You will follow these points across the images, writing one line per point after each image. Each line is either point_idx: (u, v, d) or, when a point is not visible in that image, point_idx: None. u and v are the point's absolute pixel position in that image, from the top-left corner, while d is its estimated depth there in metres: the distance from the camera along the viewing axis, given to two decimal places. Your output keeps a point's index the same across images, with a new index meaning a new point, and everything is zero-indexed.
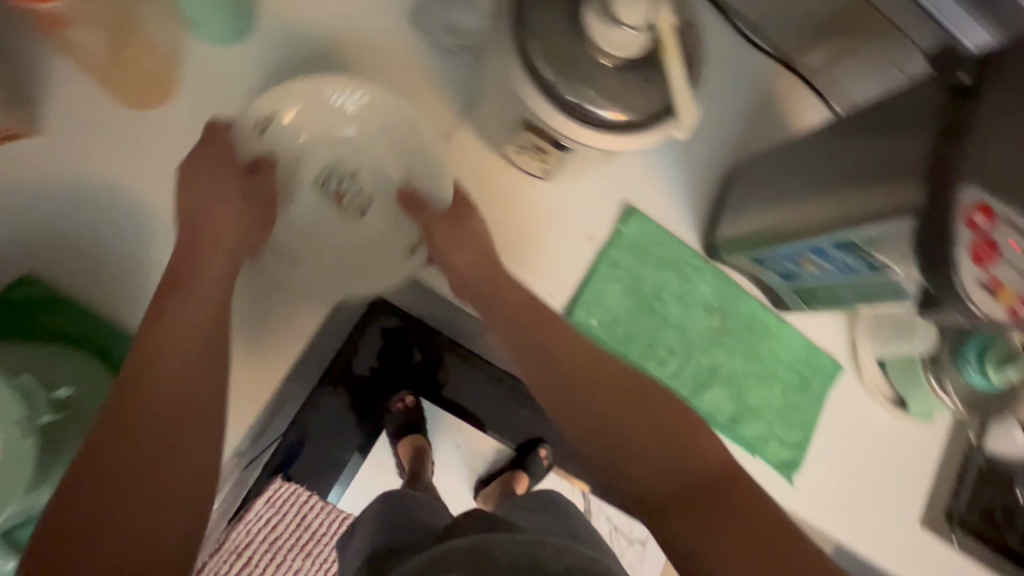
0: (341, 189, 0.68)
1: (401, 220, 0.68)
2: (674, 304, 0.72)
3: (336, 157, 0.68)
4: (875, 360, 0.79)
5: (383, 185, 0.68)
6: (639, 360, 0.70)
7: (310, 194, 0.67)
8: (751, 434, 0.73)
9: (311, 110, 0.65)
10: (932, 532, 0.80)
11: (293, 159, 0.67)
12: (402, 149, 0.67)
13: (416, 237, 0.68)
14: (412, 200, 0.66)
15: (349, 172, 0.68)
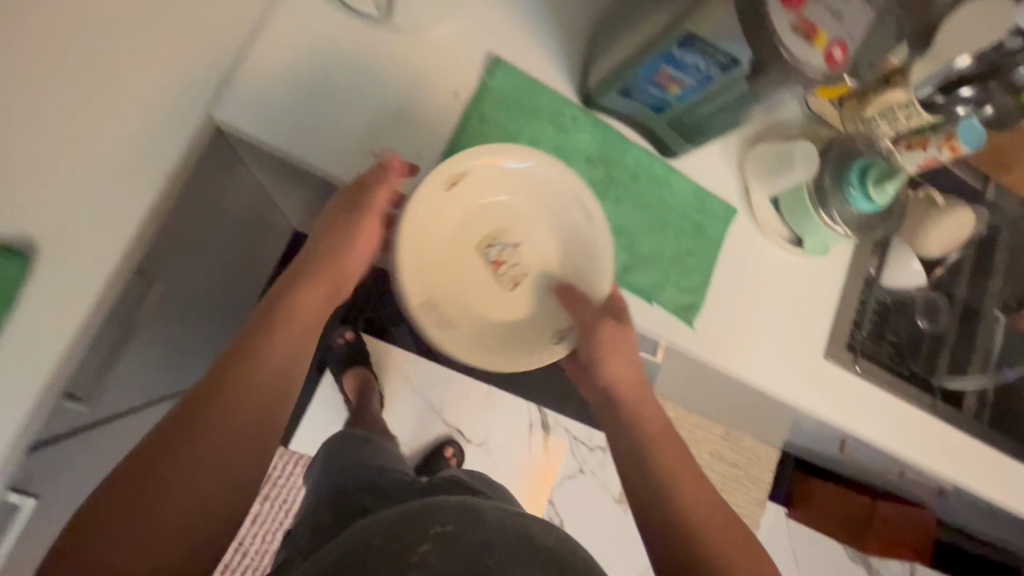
0: (503, 257, 0.69)
1: (549, 310, 0.70)
2: (553, 158, 0.70)
3: (501, 224, 0.69)
4: (768, 199, 0.79)
5: (541, 271, 0.70)
6: None
7: (474, 254, 0.68)
8: (644, 282, 0.73)
9: (496, 176, 0.66)
10: (835, 363, 0.83)
11: (462, 218, 0.66)
12: (564, 233, 0.69)
13: (565, 325, 0.69)
14: (573, 293, 0.68)
15: (514, 243, 0.69)
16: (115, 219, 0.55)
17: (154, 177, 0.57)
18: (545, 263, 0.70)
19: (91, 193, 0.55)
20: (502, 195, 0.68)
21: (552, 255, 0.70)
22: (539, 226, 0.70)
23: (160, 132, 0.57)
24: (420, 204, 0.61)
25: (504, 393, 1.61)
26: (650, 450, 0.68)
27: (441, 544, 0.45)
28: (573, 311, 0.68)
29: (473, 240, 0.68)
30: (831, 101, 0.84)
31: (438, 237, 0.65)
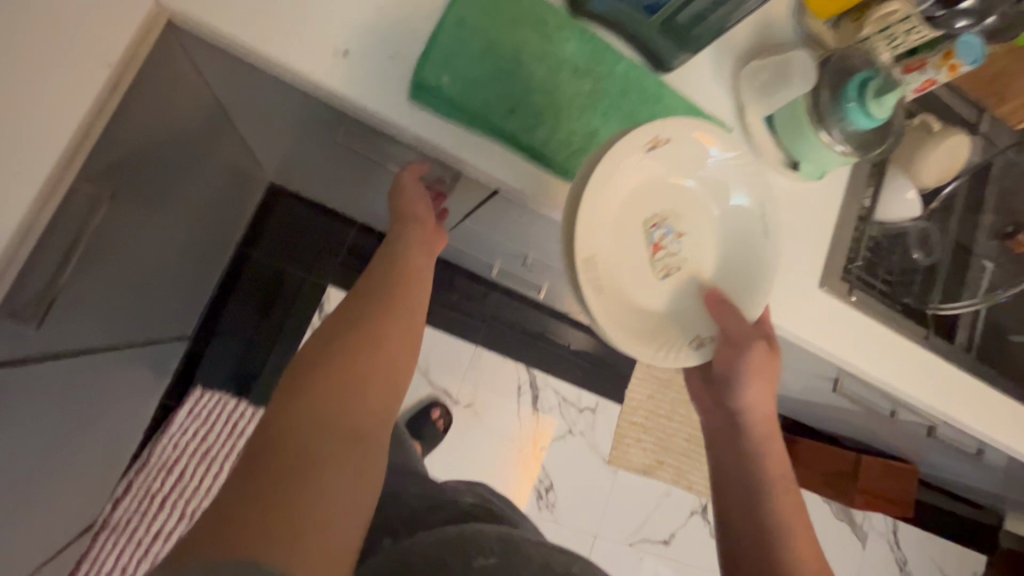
0: (664, 242, 0.67)
1: (692, 313, 0.68)
2: (537, 66, 0.64)
3: (673, 207, 0.66)
4: (763, 118, 0.76)
5: (693, 272, 0.69)
6: (504, 123, 0.63)
7: (642, 228, 0.65)
8: None
9: (690, 162, 0.65)
10: (829, 292, 0.81)
11: (638, 194, 0.64)
12: (730, 238, 0.69)
13: (705, 332, 0.68)
14: (726, 303, 0.67)
15: (679, 233, 0.67)
16: (55, 109, 0.51)
17: (98, 66, 0.52)
18: (699, 267, 0.69)
19: (23, 80, 0.50)
20: (683, 180, 0.66)
21: (707, 260, 0.69)
22: (700, 223, 0.68)
23: (107, 19, 0.53)
24: (620, 175, 0.60)
25: (491, 354, 1.58)
26: (778, 510, 0.70)
27: (487, 573, 0.55)
28: (720, 320, 0.68)
29: (642, 218, 0.65)
30: (827, 22, 0.82)
31: (622, 209, 0.63)
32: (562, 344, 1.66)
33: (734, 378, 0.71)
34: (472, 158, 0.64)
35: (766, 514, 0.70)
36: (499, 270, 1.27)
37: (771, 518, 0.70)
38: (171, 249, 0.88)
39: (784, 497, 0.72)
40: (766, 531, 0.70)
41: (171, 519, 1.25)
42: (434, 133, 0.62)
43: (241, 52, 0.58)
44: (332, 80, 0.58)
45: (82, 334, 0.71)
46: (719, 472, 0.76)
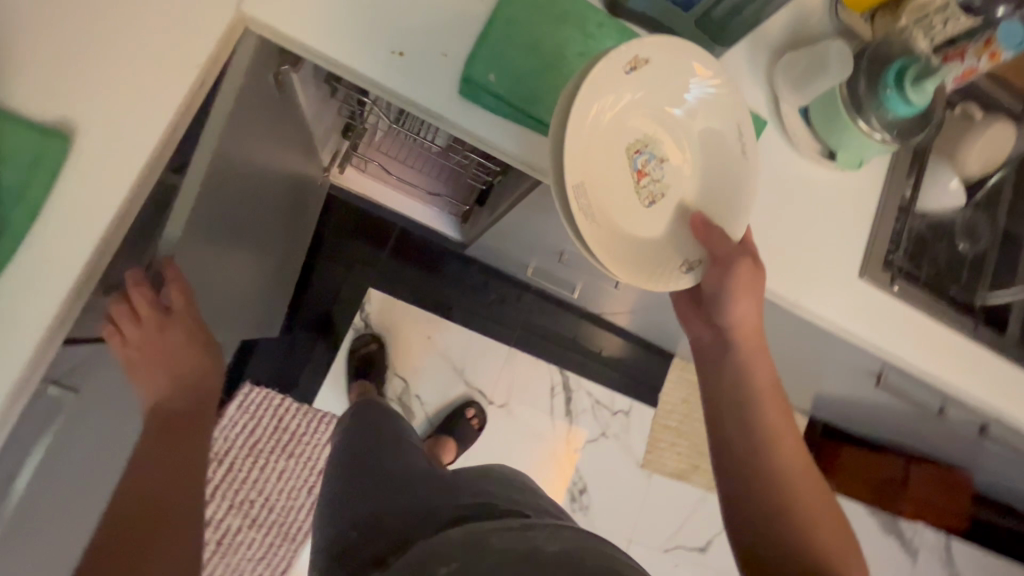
0: (647, 168, 0.64)
1: (680, 238, 0.65)
2: (577, 62, 0.68)
3: (655, 135, 0.64)
4: (798, 110, 0.78)
5: (677, 195, 0.66)
6: (546, 115, 0.66)
7: (623, 155, 0.62)
8: None
9: (671, 88, 0.63)
10: (870, 281, 0.80)
11: (620, 117, 0.61)
12: (715, 165, 0.66)
13: (692, 254, 0.65)
14: (711, 224, 0.64)
15: (661, 157, 0.65)
16: (149, 108, 0.57)
17: (186, 69, 0.58)
18: (686, 191, 0.66)
19: (122, 89, 0.57)
20: (669, 106, 0.64)
21: (691, 187, 0.67)
22: (687, 159, 0.66)
23: (194, 29, 0.59)
24: (607, 102, 0.59)
25: (524, 355, 1.60)
26: (771, 427, 0.65)
27: None
28: (707, 242, 0.64)
29: (625, 144, 0.62)
30: (862, 15, 0.83)
31: (611, 136, 0.61)
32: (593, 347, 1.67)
33: (721, 297, 0.65)
34: (516, 150, 0.68)
35: (757, 428, 0.65)
36: (534, 269, 1.30)
37: (772, 445, 0.64)
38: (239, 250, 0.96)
39: (777, 412, 0.66)
40: (758, 446, 0.65)
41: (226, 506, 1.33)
42: (482, 128, 0.66)
43: (308, 56, 0.64)
44: (390, 79, 0.63)
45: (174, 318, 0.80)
46: (706, 392, 0.70)
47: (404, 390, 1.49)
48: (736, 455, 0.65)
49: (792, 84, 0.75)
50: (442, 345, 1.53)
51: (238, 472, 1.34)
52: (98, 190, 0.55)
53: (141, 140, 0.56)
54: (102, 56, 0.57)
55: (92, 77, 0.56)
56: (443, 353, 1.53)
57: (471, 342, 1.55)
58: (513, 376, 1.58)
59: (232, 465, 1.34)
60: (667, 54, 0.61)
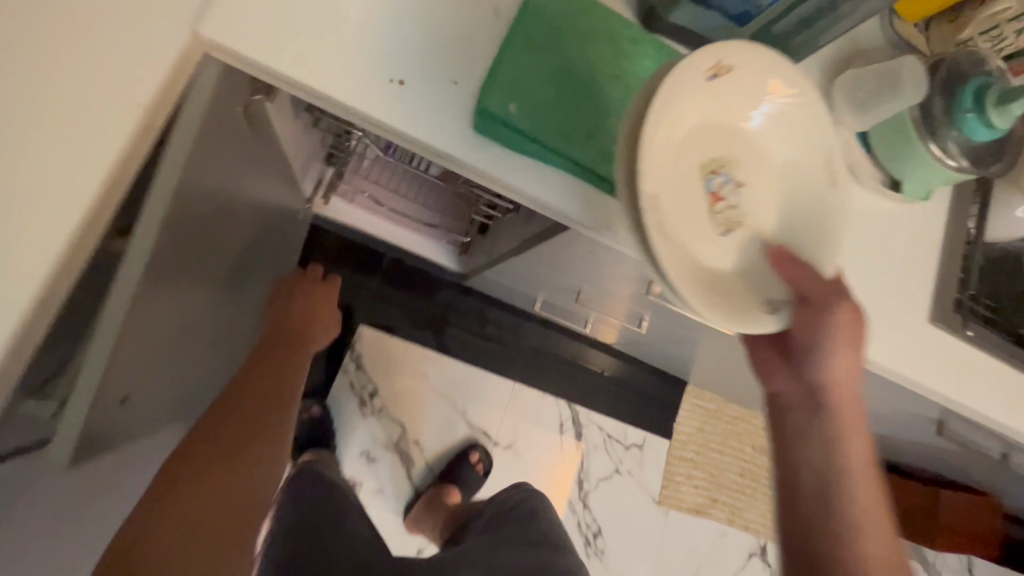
0: (722, 191, 0.48)
1: (758, 277, 0.49)
2: (611, 86, 0.57)
3: (732, 152, 0.48)
4: (857, 135, 0.68)
5: (756, 224, 0.50)
6: (578, 152, 0.55)
7: (698, 169, 0.46)
8: None
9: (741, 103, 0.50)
10: (943, 327, 0.70)
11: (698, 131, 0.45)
12: (799, 192, 0.51)
13: (775, 296, 0.49)
14: (799, 261, 0.49)
15: (738, 180, 0.49)
16: (76, 162, 0.44)
17: (125, 108, 0.45)
18: (765, 221, 0.51)
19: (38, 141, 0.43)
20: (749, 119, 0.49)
21: (771, 216, 0.51)
22: (774, 188, 0.51)
23: (135, 58, 0.46)
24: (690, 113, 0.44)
25: (530, 391, 1.48)
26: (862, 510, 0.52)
27: None
28: (793, 283, 0.49)
29: (700, 157, 0.46)
30: (915, 25, 0.74)
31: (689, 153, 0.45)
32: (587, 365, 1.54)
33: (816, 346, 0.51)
34: (543, 195, 0.56)
35: (845, 511, 0.52)
36: (542, 303, 1.19)
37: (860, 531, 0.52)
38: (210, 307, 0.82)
39: (869, 489, 0.53)
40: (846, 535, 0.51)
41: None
42: (503, 168, 0.55)
43: (287, 88, 0.51)
44: (388, 113, 0.51)
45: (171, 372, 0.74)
46: (775, 459, 0.56)
47: (401, 436, 1.36)
48: (816, 542, 0.52)
49: (853, 106, 0.65)
50: (441, 384, 1.40)
51: None
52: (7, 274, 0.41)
53: (64, 206, 0.43)
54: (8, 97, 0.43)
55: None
56: (443, 392, 1.40)
57: (473, 379, 1.43)
58: (518, 414, 1.46)
59: None
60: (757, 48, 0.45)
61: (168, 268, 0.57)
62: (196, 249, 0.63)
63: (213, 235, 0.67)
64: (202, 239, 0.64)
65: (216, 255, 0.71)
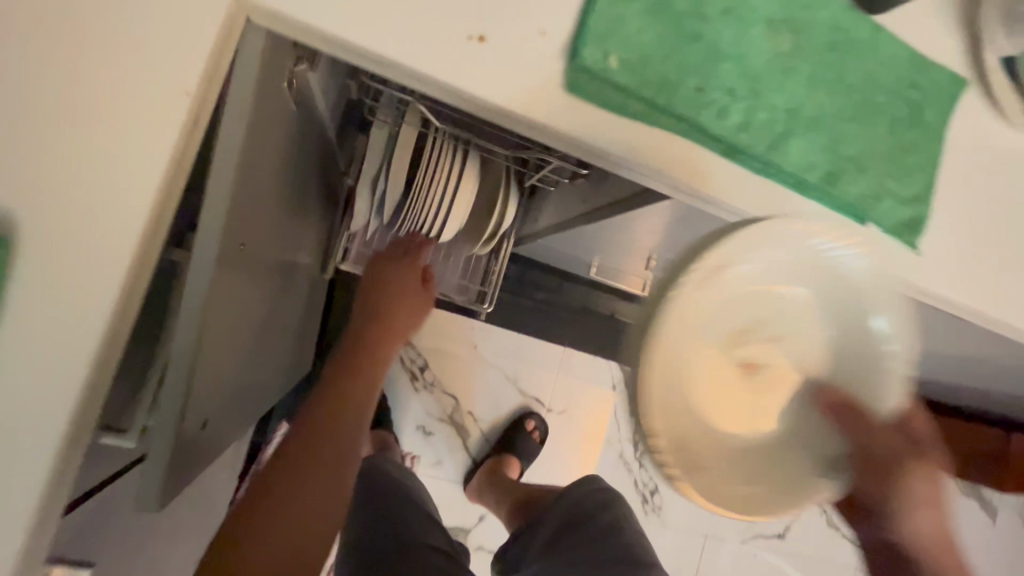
0: (752, 357, 0.46)
1: (804, 428, 0.46)
2: (722, 24, 0.48)
3: (763, 310, 0.45)
4: (1003, 61, 0.57)
5: (803, 376, 0.47)
6: (687, 109, 0.47)
7: (717, 356, 0.44)
8: (840, 193, 0.52)
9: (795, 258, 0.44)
10: None
11: (713, 319, 0.42)
12: (844, 352, 0.46)
13: (835, 452, 0.45)
14: (843, 409, 0.45)
15: (772, 337, 0.46)
16: (132, 171, 0.39)
17: (169, 102, 0.39)
18: (805, 363, 0.47)
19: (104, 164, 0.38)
20: (759, 277, 0.43)
21: (817, 350, 0.47)
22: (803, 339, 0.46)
23: (174, 38, 0.39)
24: (682, 318, 0.40)
25: (580, 356, 1.44)
26: None
27: None
28: (850, 432, 0.45)
29: (718, 344, 0.44)
30: None
31: (655, 362, 0.40)
32: None
33: (890, 510, 0.47)
34: (650, 163, 0.47)
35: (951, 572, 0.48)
36: (597, 267, 1.14)
37: None
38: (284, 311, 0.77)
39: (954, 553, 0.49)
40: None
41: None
42: (603, 134, 0.46)
43: (348, 57, 0.43)
44: (472, 79, 0.43)
45: (258, 362, 0.68)
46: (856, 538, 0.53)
47: (455, 409, 1.35)
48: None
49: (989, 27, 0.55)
50: (490, 355, 1.36)
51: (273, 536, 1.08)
52: (67, 306, 0.37)
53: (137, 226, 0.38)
54: (57, 117, 0.38)
55: (31, 131, 0.37)
56: (497, 363, 1.37)
57: (523, 346, 1.39)
58: (570, 379, 1.43)
59: None
60: (762, 256, 0.43)
61: (232, 285, 0.49)
62: (273, 234, 0.59)
63: (259, 275, 0.58)
64: (256, 253, 0.54)
65: (269, 266, 0.62)
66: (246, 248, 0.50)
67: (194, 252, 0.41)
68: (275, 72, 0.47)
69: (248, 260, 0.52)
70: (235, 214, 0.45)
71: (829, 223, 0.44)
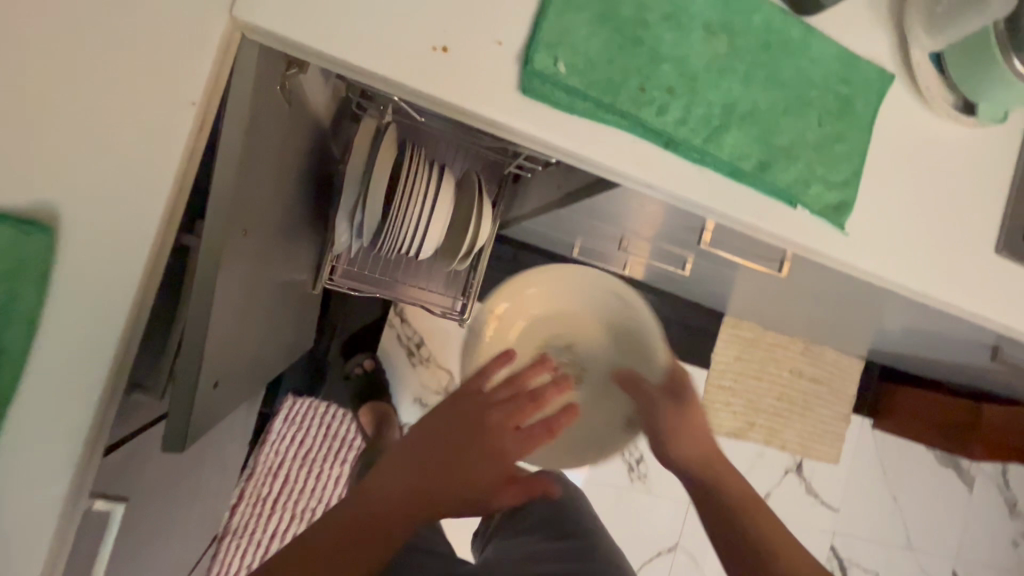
0: (557, 357, 0.91)
1: (599, 393, 0.92)
2: (664, 30, 0.54)
3: (555, 333, 0.92)
4: (928, 56, 0.64)
5: (588, 355, 0.92)
6: (629, 106, 0.53)
7: (535, 356, 0.92)
8: (773, 178, 0.58)
9: (557, 300, 0.92)
10: (1007, 255, 0.68)
11: (520, 334, 0.91)
12: (614, 340, 0.91)
13: (625, 409, 0.90)
14: (623, 383, 0.89)
15: (565, 344, 0.92)
16: (149, 169, 0.46)
17: (179, 110, 0.46)
18: (593, 350, 0.92)
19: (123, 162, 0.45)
20: (543, 309, 0.92)
21: (604, 351, 0.92)
22: (585, 336, 0.92)
23: (181, 54, 0.46)
24: (507, 336, 0.90)
25: None
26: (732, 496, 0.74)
27: None
28: (625, 394, 0.89)
29: (531, 348, 0.91)
30: None
31: (491, 353, 0.90)
32: None
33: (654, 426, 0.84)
34: (599, 155, 0.53)
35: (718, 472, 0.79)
36: (580, 248, 1.21)
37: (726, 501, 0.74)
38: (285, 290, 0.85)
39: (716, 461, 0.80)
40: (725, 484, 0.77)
41: (251, 518, 1.16)
42: (555, 130, 0.52)
43: (332, 66, 0.50)
44: (437, 85, 0.49)
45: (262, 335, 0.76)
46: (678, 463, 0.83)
47: None
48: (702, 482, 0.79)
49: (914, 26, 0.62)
50: None
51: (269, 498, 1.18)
52: (100, 283, 0.45)
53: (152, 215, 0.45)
54: (85, 125, 0.45)
55: (65, 137, 0.44)
56: None
57: None
58: None
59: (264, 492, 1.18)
60: (539, 303, 0.91)
61: (237, 266, 0.57)
62: (273, 221, 0.67)
63: (261, 258, 0.66)
64: (258, 238, 0.62)
65: (271, 249, 0.69)
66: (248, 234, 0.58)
67: (202, 238, 0.48)
68: (270, 79, 0.54)
69: (251, 244, 0.60)
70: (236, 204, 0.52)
71: (575, 275, 0.89)
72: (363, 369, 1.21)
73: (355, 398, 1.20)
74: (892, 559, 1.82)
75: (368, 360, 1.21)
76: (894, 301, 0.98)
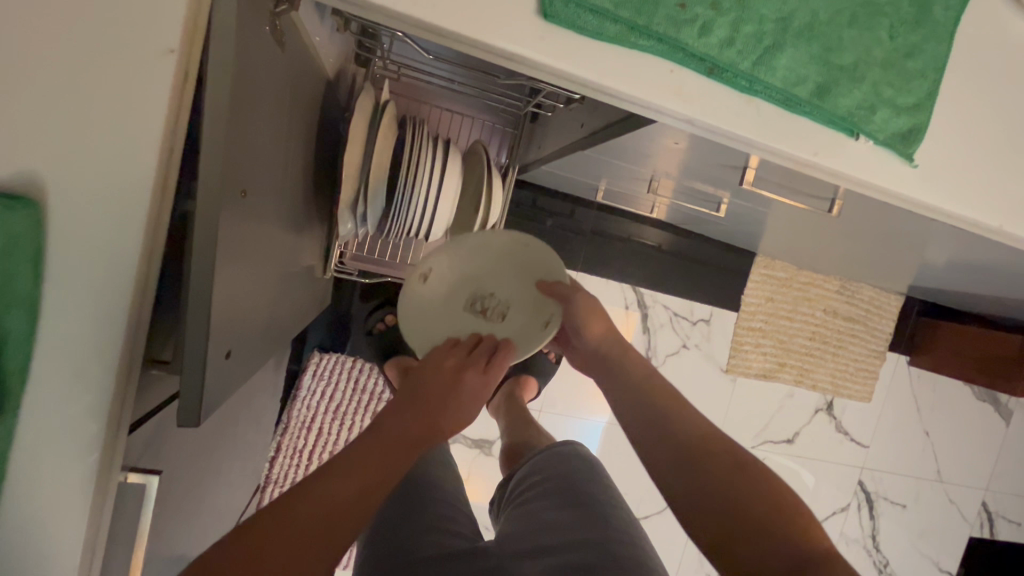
0: (484, 308, 0.71)
1: (531, 322, 0.72)
2: None
3: (479, 283, 0.72)
4: None
5: (518, 294, 0.73)
6: (668, 28, 0.46)
7: (461, 314, 0.71)
8: (832, 105, 0.50)
9: (471, 245, 0.72)
10: None
11: (450, 292, 0.72)
12: (535, 269, 0.73)
13: (552, 312, 0.72)
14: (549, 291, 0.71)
15: (490, 291, 0.72)
16: (133, 130, 0.42)
17: (158, 61, 0.41)
18: (521, 291, 0.73)
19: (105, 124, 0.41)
20: (456, 261, 0.72)
21: (527, 285, 0.73)
22: (512, 274, 0.73)
23: None
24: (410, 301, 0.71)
25: (593, 278, 1.47)
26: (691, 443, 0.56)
27: None
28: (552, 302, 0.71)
29: (458, 309, 0.71)
30: None
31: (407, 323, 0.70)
32: (618, 239, 1.49)
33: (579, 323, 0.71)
34: (630, 90, 0.47)
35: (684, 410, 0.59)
36: (604, 191, 1.14)
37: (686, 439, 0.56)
38: (298, 249, 0.82)
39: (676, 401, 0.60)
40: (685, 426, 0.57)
41: (289, 468, 1.21)
42: (580, 63, 0.46)
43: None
44: (442, 12, 0.43)
45: (276, 299, 0.74)
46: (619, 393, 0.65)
47: None
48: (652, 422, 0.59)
49: None
50: None
51: (306, 449, 1.22)
52: (97, 258, 0.43)
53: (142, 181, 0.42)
54: (56, 83, 0.40)
55: (40, 100, 0.40)
56: None
57: None
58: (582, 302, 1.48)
59: (299, 444, 1.22)
60: (448, 253, 0.72)
61: (241, 231, 0.53)
62: (275, 178, 0.63)
63: (266, 219, 0.62)
64: (259, 198, 0.58)
65: (276, 209, 0.65)
66: (248, 195, 0.53)
67: (200, 205, 0.45)
68: (256, 17, 0.48)
69: (253, 207, 0.56)
70: (233, 163, 0.48)
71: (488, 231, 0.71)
72: (384, 326, 1.18)
73: (377, 354, 1.18)
74: (920, 492, 1.82)
75: (389, 315, 1.18)
76: (951, 234, 0.90)
